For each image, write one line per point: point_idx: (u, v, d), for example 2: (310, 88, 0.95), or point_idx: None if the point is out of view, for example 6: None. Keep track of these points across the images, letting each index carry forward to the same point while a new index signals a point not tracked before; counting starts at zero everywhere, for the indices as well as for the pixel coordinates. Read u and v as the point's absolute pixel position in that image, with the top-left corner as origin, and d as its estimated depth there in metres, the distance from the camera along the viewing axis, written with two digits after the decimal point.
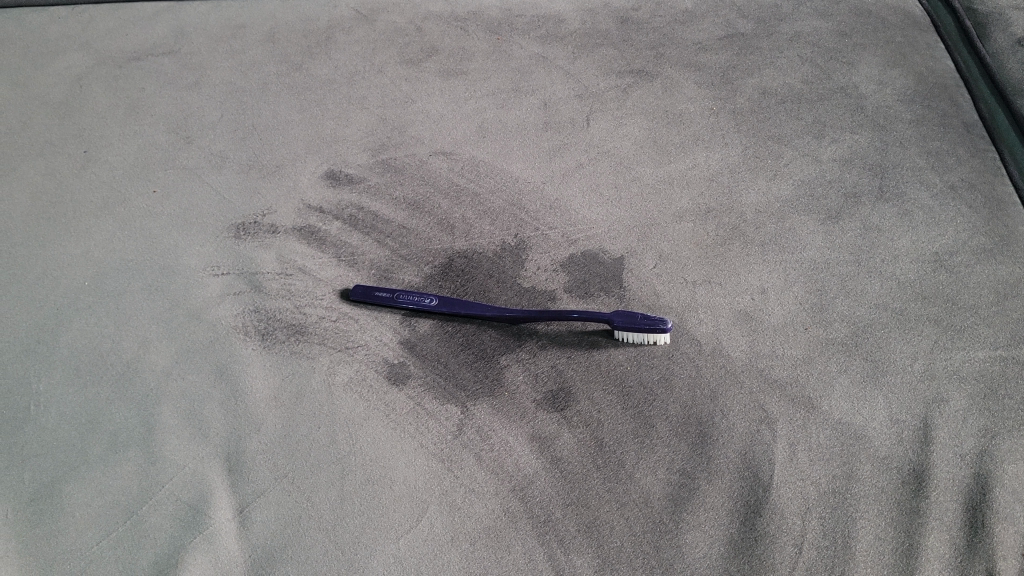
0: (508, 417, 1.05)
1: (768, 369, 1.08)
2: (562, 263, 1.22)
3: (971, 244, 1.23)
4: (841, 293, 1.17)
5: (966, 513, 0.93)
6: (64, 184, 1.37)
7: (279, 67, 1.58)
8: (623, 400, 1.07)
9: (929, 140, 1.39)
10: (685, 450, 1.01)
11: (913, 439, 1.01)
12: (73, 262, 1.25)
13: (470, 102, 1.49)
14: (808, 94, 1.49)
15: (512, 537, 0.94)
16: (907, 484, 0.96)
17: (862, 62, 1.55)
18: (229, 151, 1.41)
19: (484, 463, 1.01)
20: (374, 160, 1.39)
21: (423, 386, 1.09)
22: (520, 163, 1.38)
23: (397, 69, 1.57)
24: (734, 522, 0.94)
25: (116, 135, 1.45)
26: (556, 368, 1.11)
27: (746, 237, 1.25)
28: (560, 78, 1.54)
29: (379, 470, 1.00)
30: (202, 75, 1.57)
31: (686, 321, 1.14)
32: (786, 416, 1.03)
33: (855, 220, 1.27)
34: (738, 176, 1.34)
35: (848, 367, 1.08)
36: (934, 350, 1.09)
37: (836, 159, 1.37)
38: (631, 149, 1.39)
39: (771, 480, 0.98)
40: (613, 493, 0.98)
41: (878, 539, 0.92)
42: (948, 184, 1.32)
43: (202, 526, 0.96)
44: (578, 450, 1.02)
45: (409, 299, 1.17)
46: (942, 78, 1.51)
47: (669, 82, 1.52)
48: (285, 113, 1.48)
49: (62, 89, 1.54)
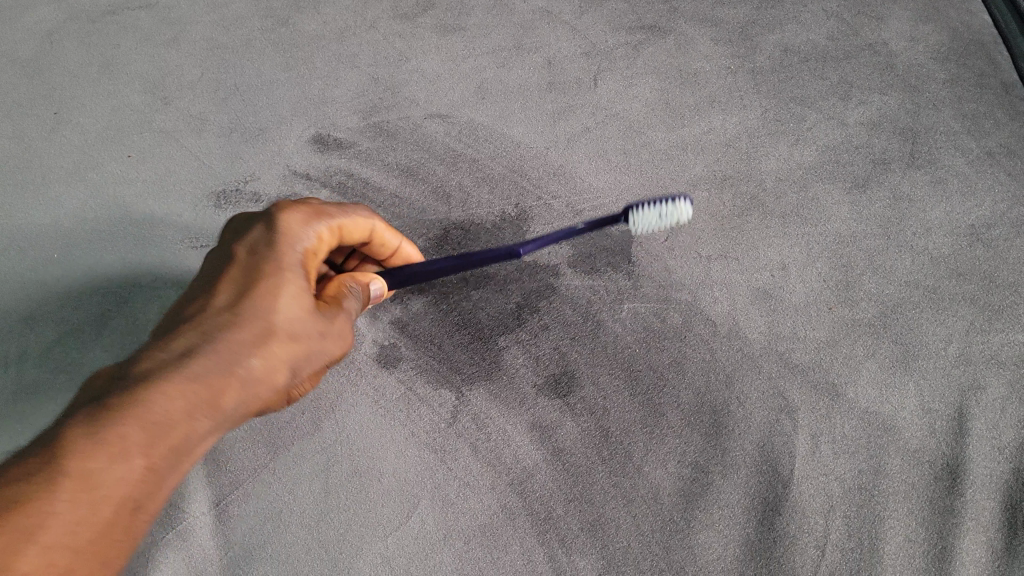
0: (506, 404, 0.99)
1: (788, 354, 1.01)
2: (567, 236, 1.13)
3: (1011, 216, 1.14)
4: (868, 268, 1.08)
5: (1004, 512, 0.89)
6: (32, 149, 1.27)
7: (264, 22, 1.46)
8: (631, 386, 0.99)
9: (965, 102, 1.29)
10: (698, 441, 0.95)
11: (947, 430, 0.95)
12: (41, 233, 1.17)
13: (468, 61, 1.38)
14: (833, 52, 1.37)
15: (511, 536, 0.90)
16: (940, 480, 0.91)
17: (893, 16, 1.43)
18: (210, 113, 1.31)
19: (481, 453, 0.95)
20: (365, 123, 1.29)
21: (416, 369, 1.02)
22: (522, 126, 1.28)
23: (390, 25, 1.44)
24: (750, 520, 0.90)
25: (90, 95, 1.35)
26: (559, 350, 1.02)
27: (766, 207, 1.15)
28: (566, 34, 1.42)
29: (367, 461, 0.95)
30: (181, 30, 1.44)
31: (698, 300, 1.06)
32: (808, 404, 0.97)
33: (884, 188, 1.17)
34: (757, 140, 1.24)
35: (876, 351, 1.01)
36: (970, 333, 1.02)
37: (864, 122, 1.26)
38: (642, 112, 1.29)
39: (791, 474, 0.92)
40: (619, 487, 0.92)
41: (908, 540, 0.88)
42: (985, 149, 1.22)
43: (175, 520, 0.91)
44: (581, 439, 0.95)
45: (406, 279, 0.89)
46: (979, 35, 1.40)
47: (684, 39, 1.40)
48: (270, 72, 1.37)
49: (30, 45, 1.42)
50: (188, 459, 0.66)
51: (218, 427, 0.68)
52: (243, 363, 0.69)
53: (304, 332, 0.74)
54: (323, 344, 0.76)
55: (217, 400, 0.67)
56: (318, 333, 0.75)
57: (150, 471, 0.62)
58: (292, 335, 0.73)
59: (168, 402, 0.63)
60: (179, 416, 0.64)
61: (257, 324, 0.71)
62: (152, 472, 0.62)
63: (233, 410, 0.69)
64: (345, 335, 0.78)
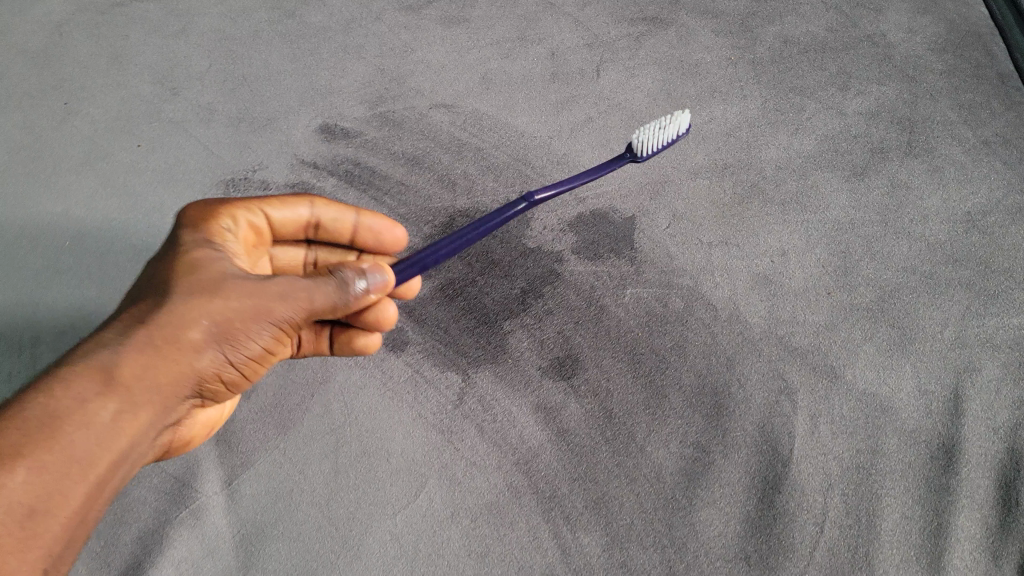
0: (512, 386, 1.01)
1: (788, 338, 1.03)
2: (570, 223, 1.15)
3: (1006, 203, 1.16)
4: (866, 254, 1.10)
5: (999, 491, 0.91)
6: (43, 138, 1.29)
7: (271, 14, 1.48)
8: (634, 368, 1.01)
9: (962, 92, 1.31)
10: (700, 422, 0.97)
11: (942, 411, 0.97)
12: (53, 221, 1.19)
13: (473, 52, 1.40)
14: (832, 43, 1.40)
15: (516, 514, 0.92)
16: (936, 460, 0.93)
17: (891, 9, 1.45)
18: (219, 103, 1.33)
19: (487, 434, 0.98)
20: (371, 113, 1.31)
21: (423, 353, 1.04)
22: (527, 116, 1.30)
23: (395, 17, 1.46)
24: (751, 499, 0.92)
25: (99, 85, 1.36)
26: (563, 334, 1.04)
27: (766, 195, 1.17)
28: (569, 26, 1.44)
29: (375, 442, 0.97)
30: (189, 22, 1.46)
31: (700, 285, 1.08)
32: (807, 386, 0.99)
33: (882, 176, 1.19)
34: (758, 130, 1.26)
35: (873, 334, 1.03)
36: (965, 317, 1.04)
37: (863, 112, 1.28)
38: (644, 102, 1.31)
39: (791, 454, 0.94)
40: (622, 467, 0.94)
41: (905, 517, 0.90)
42: (981, 139, 1.24)
43: (189, 500, 0.94)
44: (585, 421, 0.98)
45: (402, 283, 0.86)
46: (975, 27, 1.42)
47: (685, 31, 1.42)
48: (277, 63, 1.39)
49: (40, 36, 1.44)
50: (95, 427, 0.67)
51: (132, 400, 0.69)
52: (145, 334, 0.70)
53: (216, 292, 0.74)
54: (250, 304, 0.75)
55: (115, 368, 0.69)
56: (238, 292, 0.75)
57: (45, 454, 0.64)
58: (205, 298, 0.73)
59: (58, 383, 0.66)
60: (66, 394, 0.66)
61: (160, 298, 0.73)
62: (44, 440, 0.64)
63: (147, 381, 0.70)
64: (287, 293, 0.76)
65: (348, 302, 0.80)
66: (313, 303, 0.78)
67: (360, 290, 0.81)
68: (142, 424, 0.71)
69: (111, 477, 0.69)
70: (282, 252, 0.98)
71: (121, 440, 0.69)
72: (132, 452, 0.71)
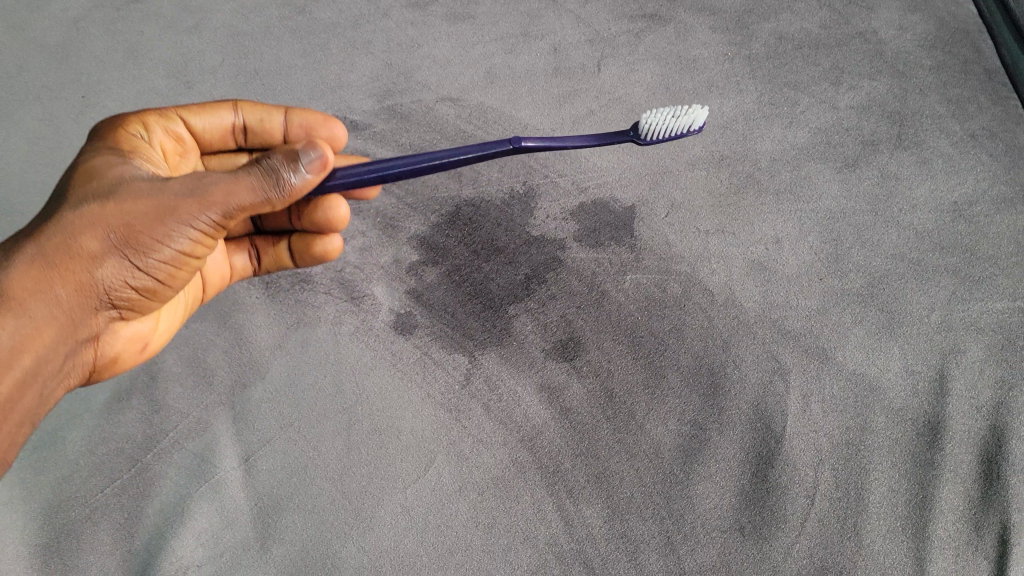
0: (516, 366, 1.05)
1: (782, 321, 1.07)
2: (572, 212, 1.18)
3: (992, 194, 1.21)
4: (858, 242, 1.15)
5: (981, 465, 0.96)
6: (62, 130, 1.33)
7: (281, 10, 1.52)
8: (634, 350, 1.06)
9: (950, 88, 1.35)
10: (697, 401, 1.01)
11: (929, 390, 1.01)
12: None
13: (478, 47, 1.44)
14: (825, 40, 1.44)
15: (521, 488, 0.96)
16: (922, 436, 0.98)
17: (882, 6, 1.49)
18: (231, 97, 1.38)
19: (493, 413, 1.02)
20: (379, 106, 1.35)
21: (431, 335, 1.08)
22: (530, 110, 1.34)
23: (402, 13, 1.50)
24: (746, 473, 0.96)
25: (116, 79, 1.40)
26: (566, 318, 1.09)
27: (760, 185, 1.22)
28: (570, 22, 1.48)
29: (386, 420, 1.01)
30: (202, 18, 1.50)
31: (697, 272, 1.12)
32: (799, 367, 1.03)
33: (872, 167, 1.24)
34: (754, 123, 1.30)
35: (863, 318, 1.08)
36: (952, 302, 1.09)
37: (855, 106, 1.33)
38: (643, 97, 1.36)
39: (783, 431, 0.99)
40: (623, 443, 0.99)
41: (891, 490, 0.95)
42: (968, 132, 1.29)
43: (208, 474, 0.98)
44: (587, 400, 1.02)
45: (351, 181, 0.81)
46: (964, 24, 1.46)
47: (683, 27, 1.46)
48: (287, 57, 1.44)
49: (58, 32, 1.48)
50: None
51: (28, 316, 0.72)
52: (35, 247, 0.72)
53: (111, 198, 0.73)
54: (148, 207, 0.73)
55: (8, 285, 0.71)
56: (137, 196, 0.74)
57: None
58: (99, 206, 0.73)
59: None
60: None
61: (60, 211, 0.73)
62: None
63: (41, 298, 0.72)
64: (194, 190, 0.73)
65: (279, 194, 0.75)
66: (230, 199, 0.74)
67: (292, 176, 0.75)
68: (45, 340, 0.73)
69: (19, 395, 0.72)
70: (217, 165, 0.99)
71: (20, 359, 0.71)
72: (40, 367, 0.73)
